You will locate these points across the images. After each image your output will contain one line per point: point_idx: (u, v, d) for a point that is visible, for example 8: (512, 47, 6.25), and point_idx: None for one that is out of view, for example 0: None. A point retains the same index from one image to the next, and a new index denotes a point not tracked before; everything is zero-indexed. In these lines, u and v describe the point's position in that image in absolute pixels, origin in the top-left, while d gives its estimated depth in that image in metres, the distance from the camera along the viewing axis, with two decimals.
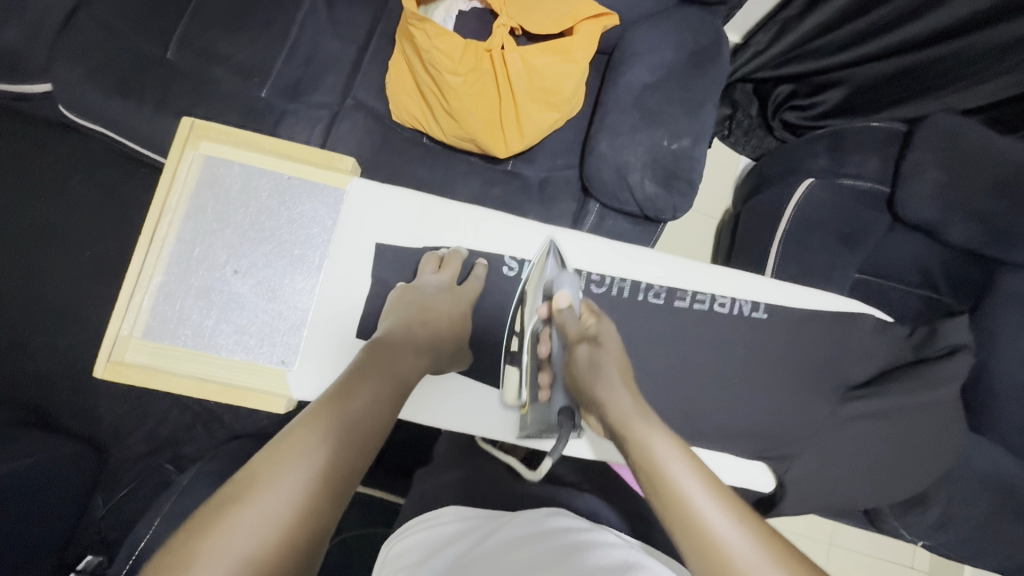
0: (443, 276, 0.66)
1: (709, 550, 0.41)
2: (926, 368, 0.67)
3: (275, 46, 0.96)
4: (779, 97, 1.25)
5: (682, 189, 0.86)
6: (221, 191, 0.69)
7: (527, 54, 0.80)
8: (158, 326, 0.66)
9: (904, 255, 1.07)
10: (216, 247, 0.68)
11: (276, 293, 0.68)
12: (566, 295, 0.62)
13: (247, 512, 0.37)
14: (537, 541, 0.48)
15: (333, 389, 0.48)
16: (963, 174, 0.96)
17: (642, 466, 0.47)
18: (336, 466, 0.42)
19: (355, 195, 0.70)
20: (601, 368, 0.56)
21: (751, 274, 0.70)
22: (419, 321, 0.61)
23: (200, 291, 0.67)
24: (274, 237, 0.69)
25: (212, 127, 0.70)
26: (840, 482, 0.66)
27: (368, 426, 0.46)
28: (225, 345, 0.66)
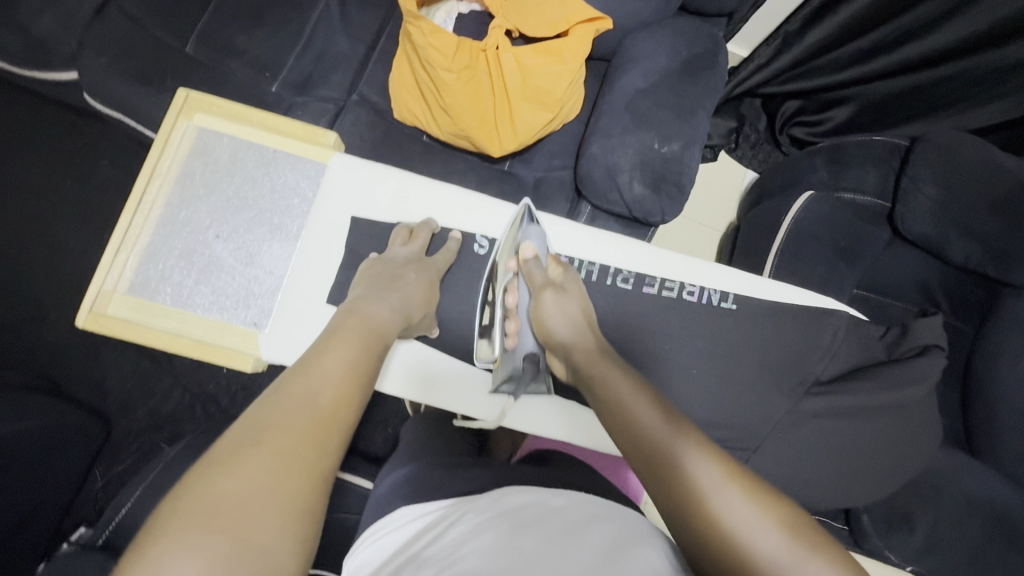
0: (412, 247, 0.67)
1: (703, 513, 0.42)
2: (898, 368, 0.67)
3: (288, 43, 1.01)
4: (787, 113, 1.26)
5: (670, 192, 0.87)
6: (209, 160, 0.74)
7: (521, 55, 0.84)
8: (141, 283, 0.70)
9: (906, 272, 1.04)
10: (201, 211, 0.72)
11: (253, 258, 0.72)
12: (532, 246, 0.65)
13: (262, 455, 0.37)
14: (540, 513, 0.47)
15: (324, 343, 0.49)
16: (962, 190, 0.94)
17: (636, 441, 0.49)
18: (335, 411, 0.43)
19: (337, 170, 0.73)
20: (563, 312, 0.61)
21: (721, 267, 0.71)
22: (394, 288, 0.60)
23: (182, 252, 0.71)
24: (256, 206, 0.73)
25: (205, 100, 0.75)
26: (801, 478, 0.66)
27: (362, 377, 0.47)
28: (202, 303, 0.70)
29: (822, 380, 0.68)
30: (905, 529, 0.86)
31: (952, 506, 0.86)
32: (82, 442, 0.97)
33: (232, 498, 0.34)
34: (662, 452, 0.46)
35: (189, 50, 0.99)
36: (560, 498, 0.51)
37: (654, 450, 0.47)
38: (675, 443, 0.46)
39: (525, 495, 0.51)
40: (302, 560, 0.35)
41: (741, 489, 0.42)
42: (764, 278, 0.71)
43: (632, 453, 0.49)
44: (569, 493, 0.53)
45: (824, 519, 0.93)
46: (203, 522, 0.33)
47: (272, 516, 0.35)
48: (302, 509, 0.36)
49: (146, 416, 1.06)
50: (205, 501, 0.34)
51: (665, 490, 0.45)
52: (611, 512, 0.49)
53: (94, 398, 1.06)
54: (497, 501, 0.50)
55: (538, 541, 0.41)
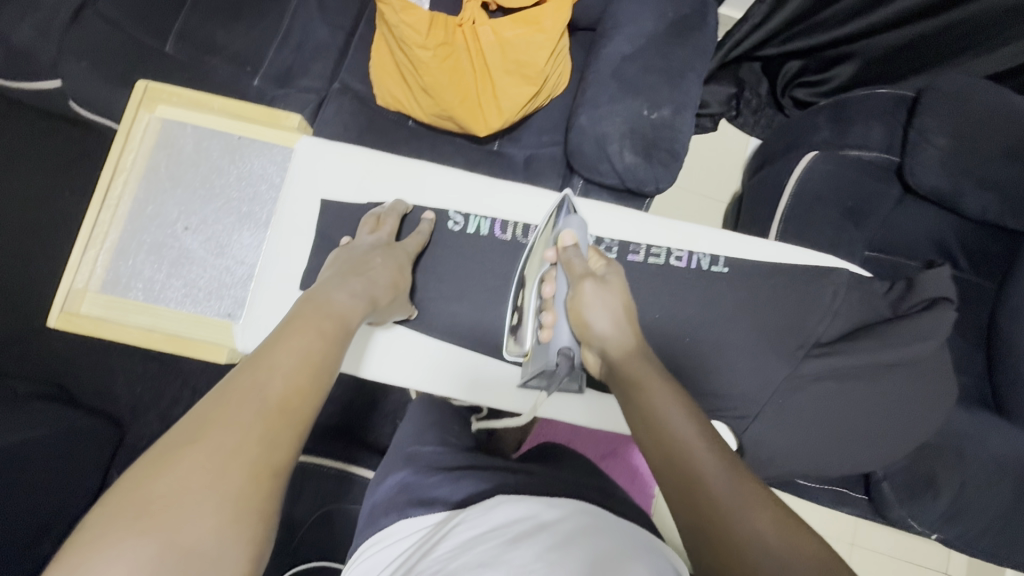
0: (379, 235, 0.66)
1: (707, 511, 0.40)
2: (905, 324, 0.64)
3: (268, 35, 1.00)
4: (789, 74, 1.19)
5: (662, 159, 0.84)
6: (175, 151, 0.73)
7: (499, 27, 0.82)
8: (112, 281, 0.70)
9: (918, 230, 0.99)
10: (168, 205, 0.72)
11: (224, 248, 0.71)
12: (573, 234, 0.60)
13: (201, 453, 0.36)
14: (530, 525, 0.44)
15: (279, 332, 0.47)
16: (975, 140, 0.89)
17: (649, 433, 0.48)
18: (285, 402, 0.41)
19: (305, 154, 0.71)
20: (603, 304, 0.55)
21: (712, 230, 0.68)
22: (356, 273, 0.58)
23: (152, 246, 0.71)
24: (223, 195, 0.73)
25: (165, 91, 0.74)
26: (807, 446, 0.63)
27: (318, 365, 0.46)
28: (174, 298, 0.70)
29: (824, 341, 0.65)
30: (926, 496, 0.83)
31: (978, 472, 0.82)
32: (96, 446, 0.97)
33: (170, 498, 0.33)
34: (684, 465, 0.44)
35: (170, 50, 0.98)
36: (556, 507, 0.49)
37: (678, 468, 0.44)
38: (700, 450, 0.44)
39: (505, 506, 0.49)
40: (253, 561, 0.35)
41: (760, 511, 0.40)
42: (759, 239, 0.68)
43: (658, 459, 0.46)
44: (564, 502, 0.50)
45: (841, 489, 0.90)
46: (135, 523, 0.32)
47: (213, 516, 0.34)
48: (249, 508, 0.35)
49: (157, 419, 1.07)
50: (144, 501, 0.33)
51: (683, 503, 0.42)
52: (604, 522, 0.47)
53: (108, 404, 1.07)
54: (475, 517, 0.48)
55: (523, 555, 0.39)
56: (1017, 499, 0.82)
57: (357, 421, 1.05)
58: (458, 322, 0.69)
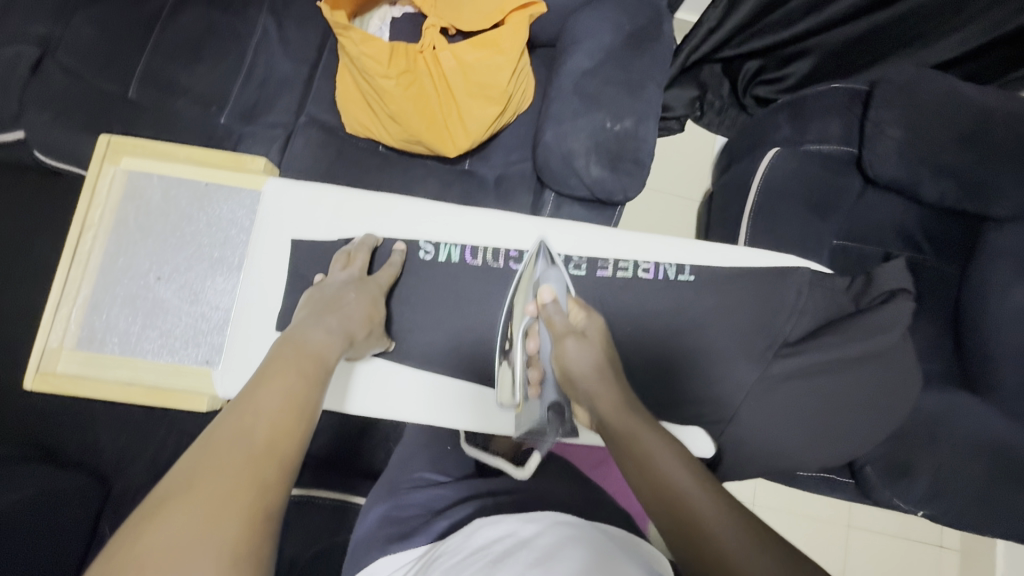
0: (351, 270, 0.66)
1: (702, 550, 0.41)
2: (866, 318, 0.66)
3: (232, 73, 1.01)
4: (748, 74, 1.22)
5: (628, 168, 0.85)
6: (142, 203, 0.73)
7: (459, 52, 0.84)
8: (88, 337, 0.69)
9: (881, 217, 1.03)
10: (139, 256, 0.72)
11: (198, 295, 0.71)
12: (552, 289, 0.62)
13: (194, 504, 0.36)
14: (512, 544, 0.45)
15: (259, 377, 0.48)
16: (926, 128, 0.93)
17: (639, 474, 0.48)
18: (271, 445, 0.42)
19: (273, 196, 0.72)
20: (587, 364, 0.57)
21: (677, 240, 0.69)
22: (331, 312, 0.59)
23: (126, 298, 0.71)
24: (194, 242, 0.73)
25: (129, 143, 0.74)
26: (783, 443, 0.66)
27: (302, 406, 0.46)
28: (151, 349, 0.69)
29: (791, 340, 0.67)
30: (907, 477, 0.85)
31: (953, 448, 0.85)
32: (84, 500, 0.95)
33: (163, 553, 0.33)
34: (662, 483, 0.47)
35: (133, 94, 0.98)
36: (534, 521, 0.49)
37: (660, 485, 0.47)
38: (688, 487, 0.46)
39: (487, 528, 0.49)
40: None
41: (749, 535, 0.41)
42: (720, 245, 0.69)
43: (651, 500, 0.47)
44: (543, 516, 0.51)
45: (829, 475, 0.92)
46: None
47: (211, 565, 0.34)
48: (246, 553, 0.35)
49: (146, 465, 1.06)
50: (137, 561, 0.33)
51: (670, 518, 0.44)
52: (589, 532, 0.48)
53: (94, 454, 1.05)
54: (459, 544, 0.48)
55: (508, 572, 0.39)
56: (995, 471, 0.84)
57: (349, 450, 1.04)
58: (438, 347, 0.71)
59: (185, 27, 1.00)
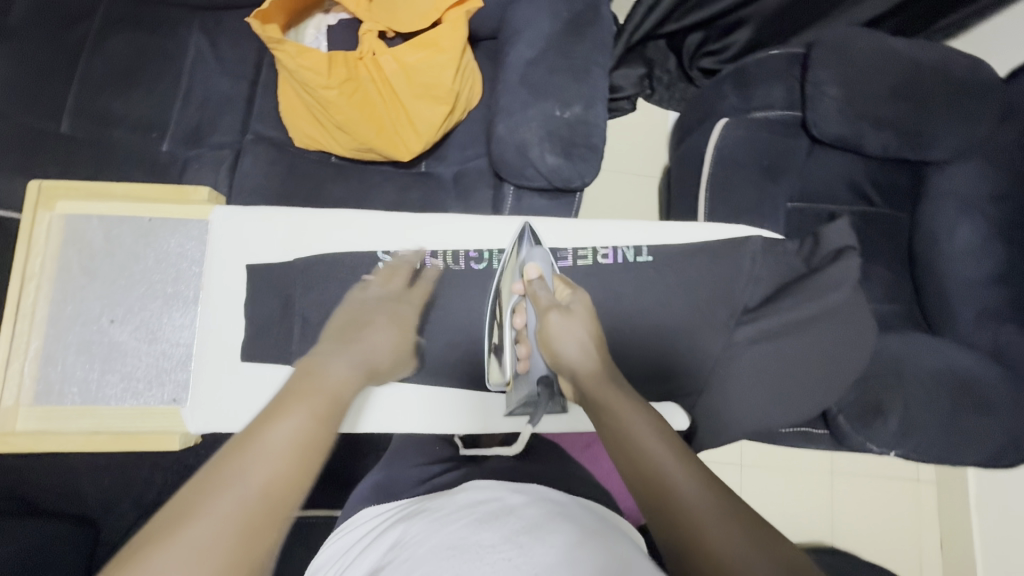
0: (388, 288, 0.66)
1: (689, 534, 0.40)
2: (819, 275, 0.70)
3: (167, 97, 0.97)
4: (691, 48, 1.24)
5: (582, 154, 0.86)
6: (84, 246, 0.70)
7: (398, 54, 0.82)
8: (45, 390, 0.67)
9: (830, 174, 1.07)
10: (89, 301, 0.70)
11: (156, 335, 0.70)
12: (537, 267, 0.66)
13: (173, 548, 0.34)
14: (497, 508, 0.46)
15: (270, 408, 0.45)
16: (862, 84, 0.96)
17: (625, 459, 0.48)
18: (267, 490, 0.39)
19: (224, 225, 0.71)
20: (570, 334, 0.59)
21: (631, 223, 0.72)
22: (366, 335, 0.58)
23: (80, 346, 0.69)
24: (145, 280, 0.71)
25: (62, 186, 0.71)
26: (758, 408, 0.68)
27: (312, 444, 0.43)
28: (113, 395, 0.68)
29: (751, 307, 0.70)
30: (878, 420, 0.87)
31: (918, 387, 0.89)
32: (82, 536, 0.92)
33: None
34: (648, 464, 0.46)
35: (63, 128, 0.93)
36: (522, 492, 0.51)
37: (640, 463, 0.46)
38: (674, 471, 0.45)
39: (472, 492, 0.51)
40: None
41: (739, 524, 0.40)
42: (669, 224, 0.73)
43: (636, 484, 0.46)
44: (530, 489, 0.52)
45: (806, 430, 0.95)
46: None
47: None
48: None
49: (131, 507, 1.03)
50: None
51: (647, 496, 0.44)
52: (570, 508, 0.49)
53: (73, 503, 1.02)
54: (445, 502, 0.50)
55: (492, 535, 0.40)
56: (959, 404, 0.89)
57: (339, 464, 1.04)
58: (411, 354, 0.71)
59: (112, 52, 0.96)
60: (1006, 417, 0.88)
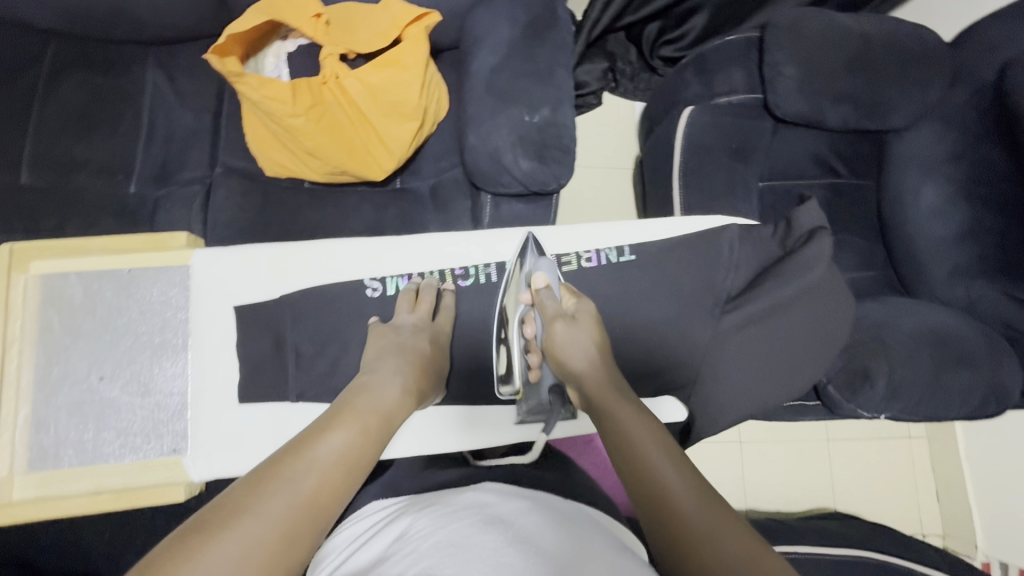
0: (419, 313, 0.68)
1: (685, 542, 0.42)
2: (796, 256, 0.71)
3: (130, 137, 0.96)
4: (650, 37, 1.26)
5: (556, 156, 0.87)
6: (64, 305, 0.69)
7: (362, 75, 0.81)
8: (39, 456, 0.66)
9: (797, 151, 1.09)
10: (76, 360, 0.69)
11: (148, 387, 0.69)
12: (544, 276, 0.66)
13: (231, 539, 0.38)
14: (502, 511, 0.47)
15: (324, 422, 0.50)
16: (818, 62, 0.98)
17: (625, 459, 0.50)
18: (317, 497, 0.43)
19: (204, 268, 0.71)
20: (577, 344, 0.60)
21: (612, 225, 0.74)
22: (408, 360, 0.61)
23: (71, 406, 0.68)
24: (131, 332, 0.70)
25: (34, 247, 0.70)
26: (750, 391, 0.70)
27: (356, 463, 0.47)
28: (112, 452, 0.67)
29: (734, 295, 0.72)
30: (866, 386, 0.89)
31: (901, 350, 0.92)
32: None
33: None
34: (646, 470, 0.48)
35: (25, 179, 0.91)
36: (525, 498, 0.52)
37: (640, 466, 0.49)
38: (673, 481, 0.46)
39: (478, 493, 0.52)
40: None
41: (733, 536, 0.41)
42: (647, 220, 0.75)
43: (632, 485, 0.48)
44: (536, 495, 0.53)
45: (799, 402, 0.97)
46: None
47: None
48: None
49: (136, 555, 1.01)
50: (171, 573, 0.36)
51: (647, 505, 0.46)
52: (575, 517, 0.49)
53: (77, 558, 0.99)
54: (448, 501, 0.50)
55: (496, 539, 0.40)
56: (941, 361, 0.92)
57: None
58: None
59: (66, 98, 0.94)
60: (987, 369, 0.91)
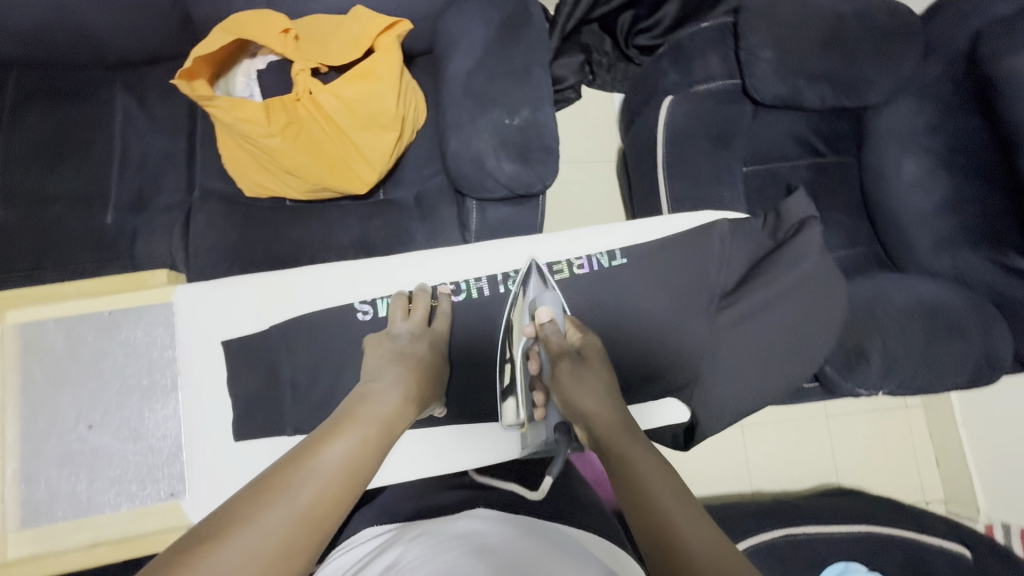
0: (414, 321, 0.67)
1: (679, 564, 0.42)
2: (787, 248, 0.72)
3: (101, 167, 0.93)
4: (625, 26, 1.24)
5: (539, 158, 0.86)
6: (45, 354, 0.67)
7: (336, 89, 0.79)
8: (33, 512, 0.65)
9: (778, 133, 1.10)
10: (63, 410, 0.67)
11: (139, 432, 0.67)
12: (548, 310, 0.67)
13: (230, 550, 0.39)
14: (493, 539, 0.49)
15: (326, 430, 0.50)
16: (794, 43, 0.98)
17: (624, 480, 0.51)
18: (314, 509, 0.44)
19: (186, 305, 0.69)
20: (581, 382, 0.61)
21: (602, 230, 0.73)
22: (408, 368, 0.61)
23: (62, 458, 0.66)
24: (117, 377, 0.68)
25: (11, 295, 0.68)
26: (753, 385, 0.70)
27: (355, 474, 0.48)
28: (107, 502, 0.65)
29: (730, 290, 0.73)
30: (863, 363, 0.89)
31: (894, 326, 0.92)
32: None
33: None
34: (644, 492, 0.49)
35: None
36: (517, 526, 0.54)
37: (637, 486, 0.49)
38: (671, 506, 0.47)
39: (472, 522, 0.53)
40: None
41: (726, 561, 0.42)
42: (637, 220, 0.74)
43: (630, 505, 0.49)
44: (525, 522, 0.55)
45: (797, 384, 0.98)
46: None
47: None
48: None
49: None
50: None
51: (644, 526, 0.46)
52: (566, 548, 0.51)
53: None
54: (437, 531, 0.52)
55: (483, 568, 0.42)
56: (935, 333, 0.92)
57: None
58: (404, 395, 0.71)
59: (33, 131, 0.91)
60: (981, 338, 0.92)
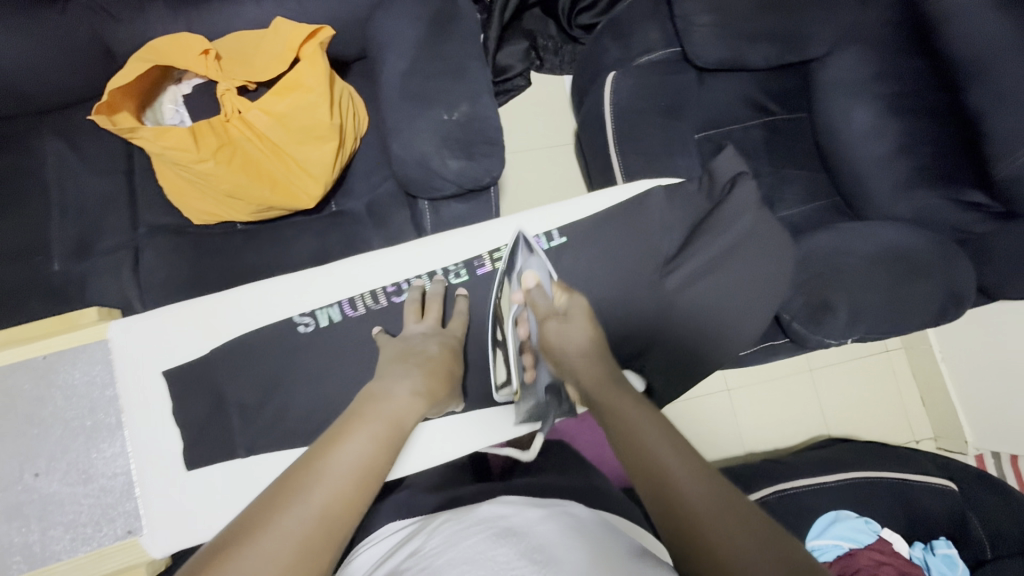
0: (428, 321, 0.68)
1: (675, 509, 0.43)
2: (722, 209, 0.72)
3: (41, 216, 0.91)
4: (564, 9, 1.24)
5: (485, 150, 0.85)
6: None
7: (266, 106, 0.77)
8: None
9: (726, 97, 1.09)
10: (6, 462, 0.66)
11: (88, 474, 0.67)
12: (535, 275, 0.67)
13: (249, 556, 0.40)
14: (518, 522, 0.50)
15: (334, 433, 0.51)
16: (730, 5, 0.97)
17: (620, 436, 0.52)
18: (329, 510, 0.44)
19: (128, 339, 0.68)
20: (571, 342, 0.63)
21: (535, 211, 0.72)
22: (406, 360, 0.62)
23: (10, 510, 0.65)
24: (58, 421, 0.67)
25: None
26: (704, 344, 0.72)
27: (368, 472, 0.48)
28: (62, 548, 0.65)
29: (673, 256, 0.72)
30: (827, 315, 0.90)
31: (857, 275, 0.93)
32: None
33: None
34: (639, 444, 0.50)
35: None
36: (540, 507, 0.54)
37: (633, 438, 0.51)
38: (665, 452, 0.48)
39: (492, 506, 0.54)
40: None
41: (723, 500, 0.43)
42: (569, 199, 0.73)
43: (627, 454, 0.50)
44: (550, 504, 0.56)
45: (768, 343, 0.98)
46: None
47: None
48: None
49: None
50: None
51: (640, 472, 0.48)
52: (593, 524, 0.52)
53: None
54: (457, 519, 0.53)
55: (511, 552, 0.43)
56: (897, 277, 0.93)
57: None
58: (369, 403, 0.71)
59: None
60: (941, 276, 0.93)
